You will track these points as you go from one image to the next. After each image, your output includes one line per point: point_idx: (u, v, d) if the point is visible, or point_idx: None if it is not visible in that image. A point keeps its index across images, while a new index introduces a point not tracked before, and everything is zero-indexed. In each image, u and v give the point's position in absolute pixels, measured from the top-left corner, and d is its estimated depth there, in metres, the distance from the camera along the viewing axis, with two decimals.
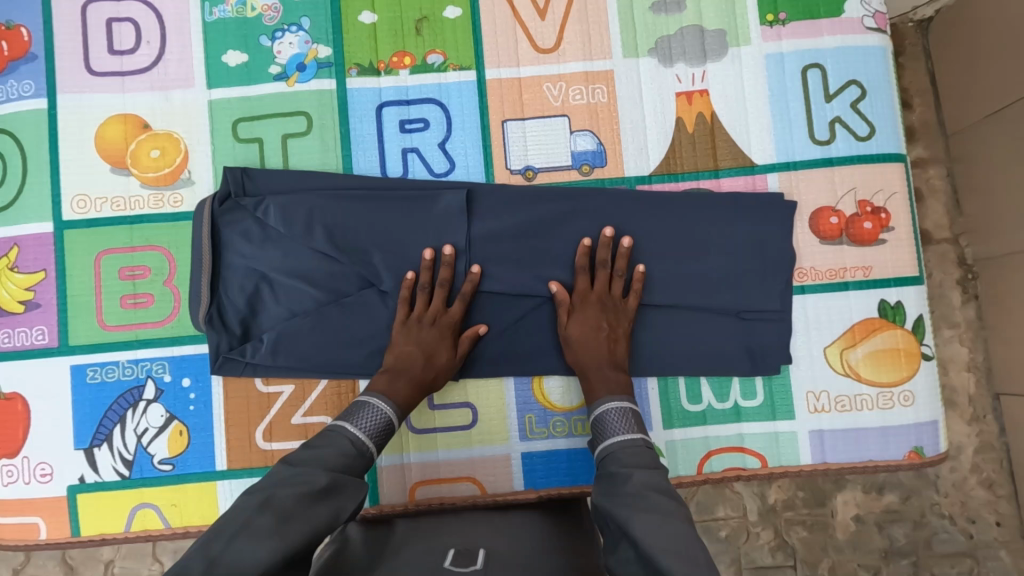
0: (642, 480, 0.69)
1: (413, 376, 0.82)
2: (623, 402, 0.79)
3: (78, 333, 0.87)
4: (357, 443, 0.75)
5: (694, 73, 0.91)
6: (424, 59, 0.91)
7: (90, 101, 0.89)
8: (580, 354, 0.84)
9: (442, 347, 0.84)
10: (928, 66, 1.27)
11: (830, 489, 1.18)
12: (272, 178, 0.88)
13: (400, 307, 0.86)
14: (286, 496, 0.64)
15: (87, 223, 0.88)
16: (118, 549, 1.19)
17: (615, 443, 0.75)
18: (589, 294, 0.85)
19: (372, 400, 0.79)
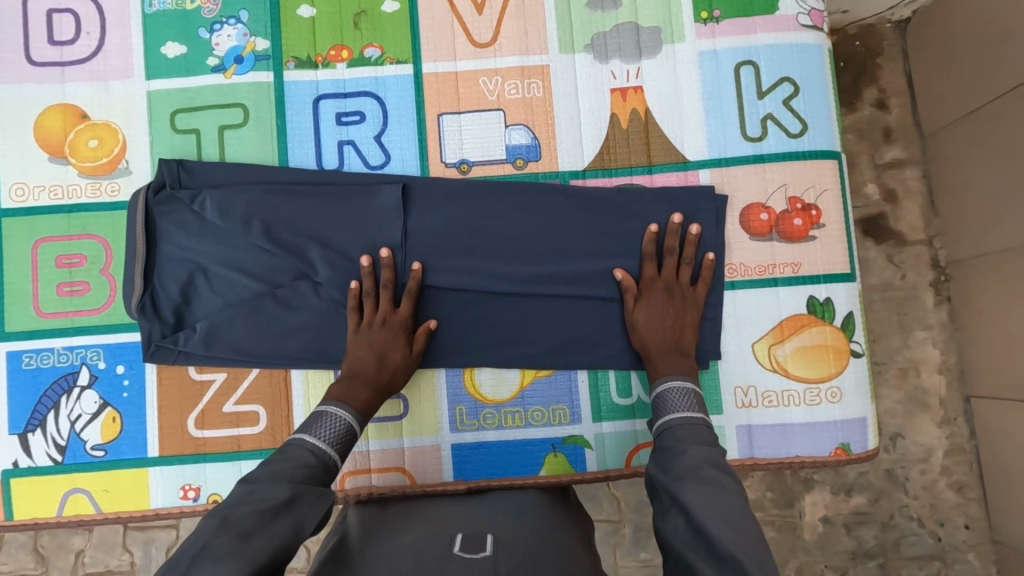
0: (696, 457, 0.69)
1: (369, 379, 0.82)
2: (685, 382, 0.79)
3: (15, 320, 0.88)
4: (318, 453, 0.73)
5: (629, 69, 0.92)
6: (361, 53, 0.92)
7: (30, 91, 0.90)
8: (645, 339, 0.84)
9: (395, 346, 0.84)
10: (906, 67, 1.26)
11: (798, 489, 1.20)
12: (208, 170, 0.89)
13: (350, 316, 0.86)
14: (244, 515, 0.62)
15: (25, 211, 0.89)
16: (87, 539, 1.24)
17: (676, 420, 0.75)
18: (657, 280, 0.86)
19: (331, 409, 0.77)
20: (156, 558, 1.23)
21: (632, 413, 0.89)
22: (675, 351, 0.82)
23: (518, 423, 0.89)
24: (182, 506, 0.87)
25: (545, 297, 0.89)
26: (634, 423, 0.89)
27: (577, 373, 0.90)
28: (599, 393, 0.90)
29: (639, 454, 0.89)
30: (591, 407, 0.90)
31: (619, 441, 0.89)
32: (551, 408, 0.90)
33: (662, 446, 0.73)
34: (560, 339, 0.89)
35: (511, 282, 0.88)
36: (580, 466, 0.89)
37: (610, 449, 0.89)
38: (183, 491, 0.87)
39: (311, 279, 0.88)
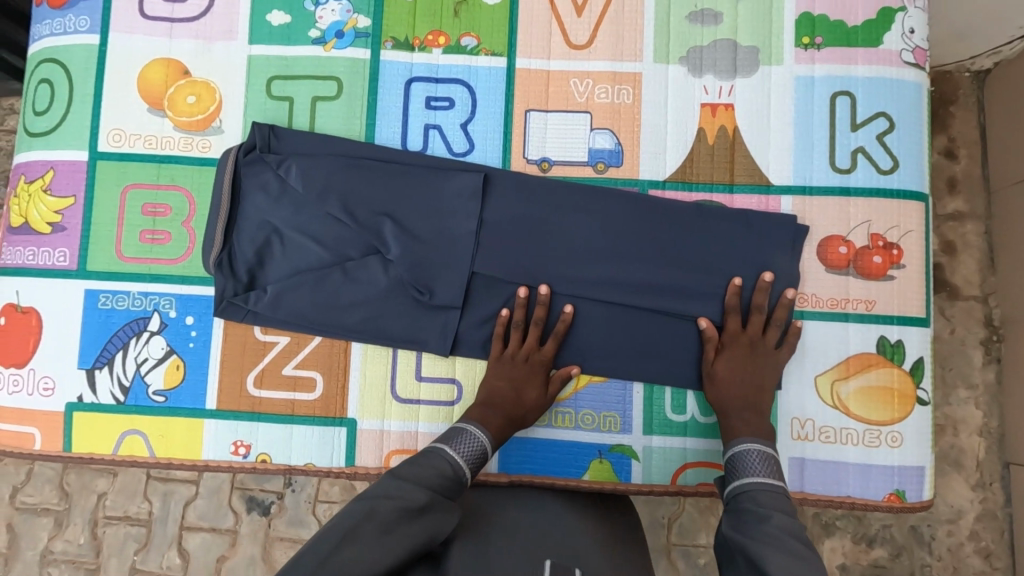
0: (780, 525, 0.65)
1: (503, 410, 0.83)
2: (766, 447, 0.75)
3: (97, 260, 0.91)
4: (456, 467, 0.73)
5: (722, 86, 0.91)
6: (457, 41, 0.94)
7: (139, 43, 0.93)
8: (722, 395, 0.82)
9: (532, 385, 0.85)
10: (980, 118, 1.23)
11: (818, 533, 1.17)
12: (298, 139, 0.91)
13: (494, 343, 0.88)
14: (387, 511, 0.64)
15: (120, 157, 0.92)
16: (111, 482, 1.28)
17: (753, 484, 0.71)
18: (743, 337, 0.84)
19: (473, 429, 0.78)
20: (173, 512, 1.26)
21: (684, 430, 0.88)
22: (754, 411, 0.80)
23: (568, 424, 0.89)
24: (233, 461, 0.89)
25: (611, 304, 0.89)
26: (684, 441, 0.88)
27: (633, 383, 0.89)
28: (653, 406, 0.89)
29: (685, 472, 0.88)
30: (642, 419, 0.89)
31: (667, 457, 0.88)
32: (602, 414, 0.89)
33: (738, 510, 0.70)
34: (620, 347, 0.89)
35: (579, 285, 0.89)
36: (624, 477, 0.88)
37: (656, 463, 0.88)
38: (235, 447, 0.89)
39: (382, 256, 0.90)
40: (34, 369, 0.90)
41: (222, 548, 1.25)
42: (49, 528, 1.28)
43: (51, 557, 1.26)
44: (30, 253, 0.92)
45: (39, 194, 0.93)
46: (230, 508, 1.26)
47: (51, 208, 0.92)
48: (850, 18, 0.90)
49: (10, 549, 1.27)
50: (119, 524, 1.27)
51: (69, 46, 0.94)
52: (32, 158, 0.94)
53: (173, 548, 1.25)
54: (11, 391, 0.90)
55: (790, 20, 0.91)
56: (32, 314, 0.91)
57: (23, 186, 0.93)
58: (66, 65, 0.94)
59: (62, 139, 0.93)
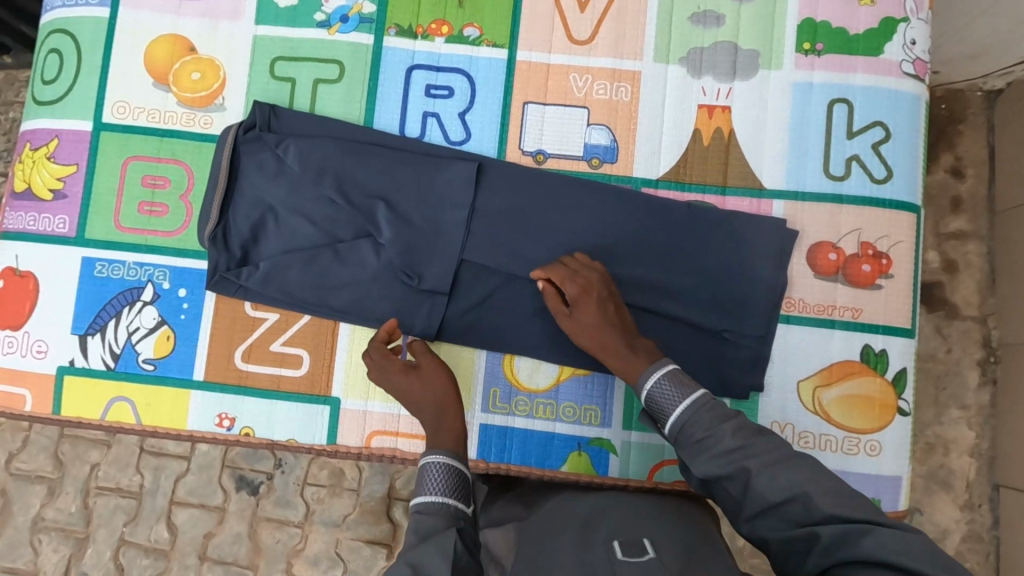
0: (737, 433, 0.66)
1: (436, 423, 0.79)
2: (665, 367, 0.73)
3: (96, 229, 0.93)
4: (433, 509, 0.68)
5: (721, 88, 0.92)
6: (460, 31, 0.94)
7: (147, 17, 0.95)
8: (600, 337, 0.78)
9: (416, 381, 0.81)
10: (989, 138, 1.23)
11: None
12: (297, 120, 0.92)
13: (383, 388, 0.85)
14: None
15: (122, 129, 0.94)
16: (104, 454, 1.30)
17: (683, 414, 0.69)
18: (580, 279, 0.80)
19: (425, 458, 0.73)
20: (164, 485, 1.28)
21: None
22: (631, 335, 0.78)
23: (548, 415, 0.90)
24: (216, 433, 0.90)
25: None
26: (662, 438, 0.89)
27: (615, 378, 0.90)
28: (633, 401, 0.89)
29: (661, 470, 0.88)
30: (622, 414, 0.89)
31: (645, 453, 0.89)
32: (583, 408, 0.89)
33: (689, 440, 0.68)
34: None
35: None
36: (601, 470, 0.89)
37: (634, 458, 0.89)
38: (219, 419, 0.90)
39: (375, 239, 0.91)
40: (28, 332, 0.92)
41: (208, 525, 1.26)
42: (41, 496, 1.30)
43: (42, 525, 1.28)
44: (32, 219, 0.94)
45: (43, 161, 0.94)
46: (219, 485, 1.28)
47: (54, 175, 0.94)
48: (852, 27, 0.90)
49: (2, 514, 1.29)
50: (110, 495, 1.29)
51: (79, 18, 0.96)
52: (38, 126, 0.96)
53: (161, 522, 1.27)
54: (5, 353, 0.92)
55: (791, 26, 0.91)
56: (29, 279, 0.93)
57: (28, 153, 0.95)
58: (76, 36, 0.95)
59: (68, 108, 0.94)
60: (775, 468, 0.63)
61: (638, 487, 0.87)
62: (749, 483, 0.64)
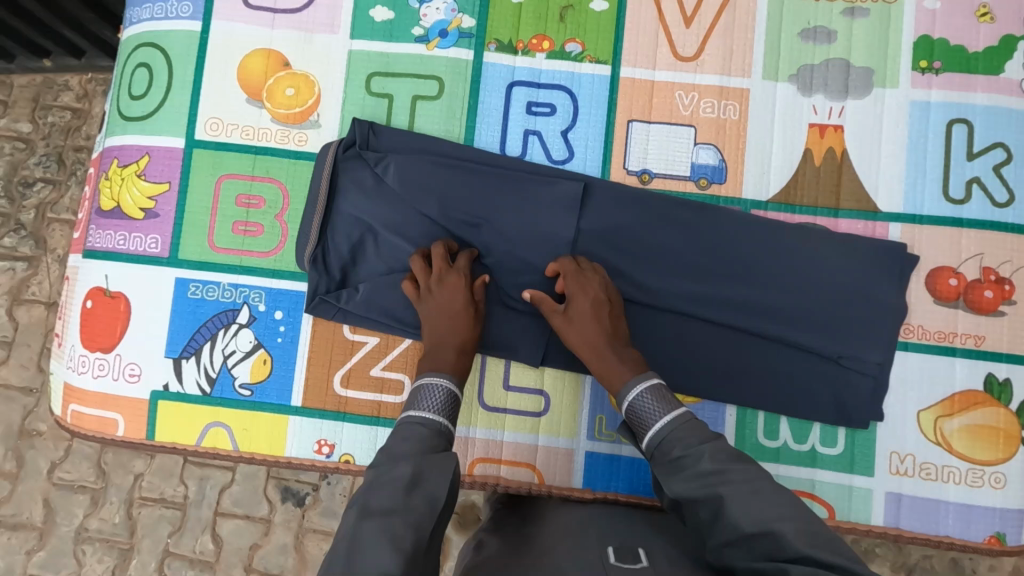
0: (716, 458, 0.66)
1: (455, 343, 0.82)
2: (651, 380, 0.75)
3: (189, 249, 0.90)
4: (430, 424, 0.73)
5: (833, 106, 0.89)
6: (562, 46, 0.92)
7: (240, 31, 0.92)
8: (585, 333, 0.80)
9: (461, 303, 0.83)
10: None
11: None
12: (396, 137, 0.89)
13: (406, 286, 0.85)
14: (380, 499, 0.63)
15: (216, 146, 0.91)
16: (148, 463, 1.25)
17: (665, 427, 0.71)
18: (585, 276, 0.82)
19: (427, 379, 0.77)
20: (209, 496, 1.23)
21: (776, 457, 0.87)
22: (618, 342, 0.80)
23: None
24: (315, 460, 0.88)
25: (710, 324, 0.87)
26: (776, 468, 0.86)
27: (726, 406, 0.88)
28: (745, 429, 0.87)
29: None
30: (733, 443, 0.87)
31: None
32: None
33: (669, 460, 0.69)
34: (716, 369, 0.87)
35: (682, 301, 0.86)
36: None
37: None
38: (318, 446, 0.88)
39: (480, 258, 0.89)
40: (120, 355, 0.90)
41: (254, 535, 1.21)
42: (85, 506, 1.25)
43: (86, 535, 1.24)
44: (121, 238, 0.92)
45: (133, 178, 0.92)
46: (264, 496, 1.23)
47: (145, 194, 0.91)
48: (970, 45, 0.88)
49: (45, 523, 1.24)
50: (154, 506, 1.24)
51: (170, 32, 0.93)
52: (127, 142, 0.93)
53: (207, 533, 1.22)
54: (96, 376, 0.91)
55: (907, 43, 0.89)
56: (121, 300, 0.90)
57: (116, 170, 0.93)
58: (166, 50, 0.93)
59: (158, 125, 0.92)
60: (750, 496, 0.62)
61: None
62: (721, 510, 0.62)
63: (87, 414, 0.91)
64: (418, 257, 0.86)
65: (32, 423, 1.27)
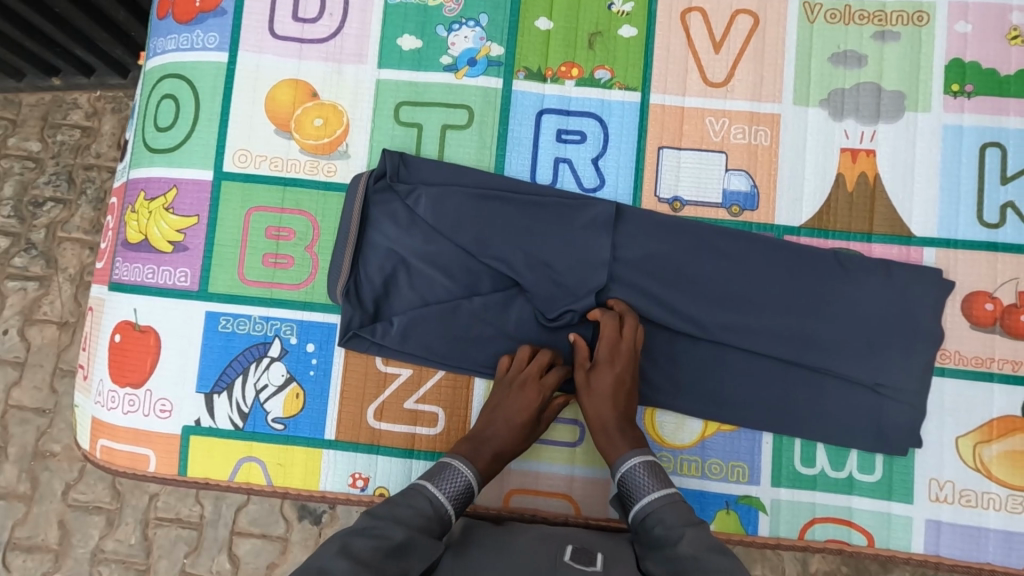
0: (692, 543, 0.68)
1: (495, 448, 0.82)
2: (647, 456, 0.78)
3: (219, 282, 0.90)
4: (436, 506, 0.75)
5: (864, 130, 0.89)
6: (591, 73, 0.91)
7: (267, 62, 0.92)
8: (597, 405, 0.81)
9: (523, 415, 0.83)
10: None
11: (874, 570, 1.08)
12: (427, 168, 0.89)
13: (502, 359, 0.86)
14: (363, 544, 0.65)
15: (244, 178, 0.91)
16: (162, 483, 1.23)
17: (651, 503, 0.74)
18: (619, 347, 0.82)
19: (459, 464, 0.79)
20: (225, 515, 1.22)
21: (813, 484, 0.86)
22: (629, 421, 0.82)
23: (694, 473, 0.87)
24: (350, 493, 0.88)
25: (745, 353, 0.87)
26: (813, 495, 0.86)
27: (762, 434, 0.87)
28: (782, 457, 0.87)
29: (813, 528, 0.85)
30: (771, 471, 0.86)
31: (796, 511, 0.86)
32: (729, 464, 0.87)
33: (652, 538, 0.72)
34: (752, 398, 0.86)
35: (717, 330, 0.86)
36: (751, 529, 0.86)
37: (784, 517, 0.86)
38: (353, 479, 0.87)
39: (525, 295, 0.88)
40: (151, 390, 0.89)
41: (272, 555, 1.20)
42: (100, 527, 1.23)
43: (102, 556, 1.22)
44: (149, 271, 0.91)
45: (160, 212, 0.91)
46: (282, 514, 1.21)
47: (173, 227, 0.91)
48: (1003, 67, 0.88)
49: (61, 545, 1.23)
50: (170, 526, 1.23)
51: (196, 63, 0.93)
52: (153, 174, 0.93)
53: (223, 552, 1.21)
54: (127, 411, 0.90)
55: (939, 66, 0.89)
56: (151, 334, 0.90)
57: (143, 203, 0.92)
58: (193, 82, 0.93)
59: (186, 158, 0.91)
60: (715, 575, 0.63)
61: (791, 546, 0.85)
62: None
63: (117, 449, 0.90)
64: (528, 352, 0.85)
65: (46, 444, 1.26)
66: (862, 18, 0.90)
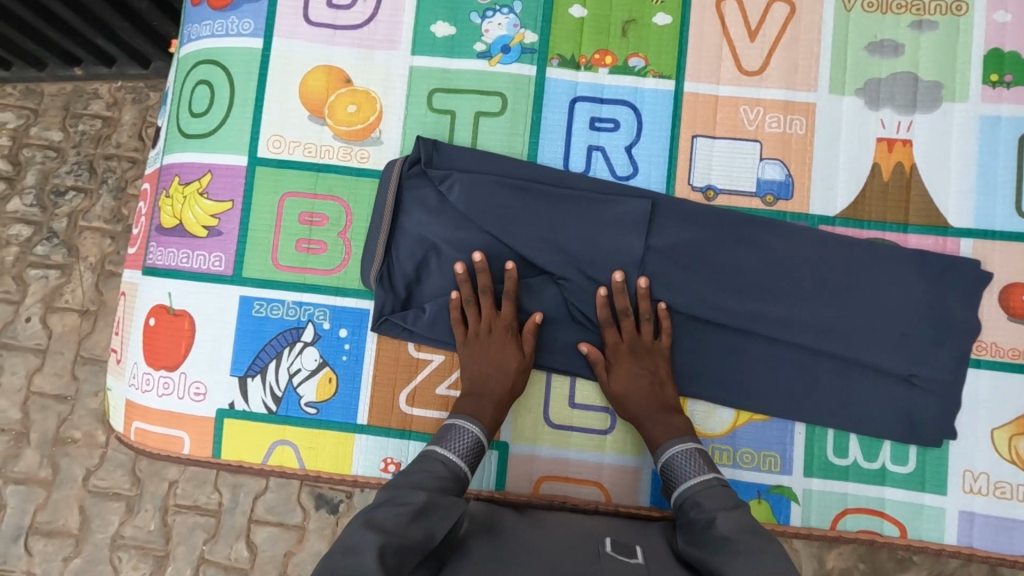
0: (728, 526, 0.68)
1: (493, 396, 0.83)
2: (688, 443, 0.79)
3: (253, 267, 0.90)
4: (449, 467, 0.76)
5: (900, 120, 0.88)
6: (625, 61, 0.91)
7: (301, 49, 0.92)
8: (628, 406, 0.83)
9: (508, 351, 0.84)
10: None
11: (890, 567, 1.08)
12: (460, 156, 0.89)
13: (457, 325, 0.87)
14: (385, 515, 0.66)
15: (278, 163, 0.91)
16: (181, 471, 1.25)
17: (690, 488, 0.75)
18: (622, 347, 0.85)
19: (462, 421, 0.80)
20: (243, 503, 1.23)
21: (845, 475, 0.86)
22: (666, 411, 0.83)
23: (726, 461, 0.87)
24: (381, 478, 0.88)
25: (778, 342, 0.86)
26: (845, 486, 0.86)
27: (794, 424, 0.87)
28: (814, 447, 0.86)
29: (844, 519, 0.85)
30: (803, 461, 0.86)
31: (827, 501, 0.86)
32: (761, 453, 0.87)
33: (688, 521, 0.73)
34: (785, 388, 0.86)
35: (752, 319, 0.85)
36: (783, 519, 0.86)
37: (815, 506, 0.86)
38: (384, 464, 0.88)
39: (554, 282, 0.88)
40: (185, 373, 0.90)
41: (289, 543, 1.21)
42: (120, 513, 1.25)
43: (122, 542, 1.23)
44: (184, 256, 0.92)
45: (195, 196, 0.92)
46: (299, 504, 1.22)
47: (208, 212, 0.91)
48: None
49: (81, 530, 1.24)
50: (188, 513, 1.24)
51: (230, 49, 0.93)
52: (187, 160, 0.93)
53: (241, 540, 1.22)
54: (161, 394, 0.91)
55: (977, 56, 0.88)
56: (185, 318, 0.91)
57: (177, 187, 0.93)
58: (227, 67, 0.93)
59: (220, 143, 0.92)
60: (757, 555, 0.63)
61: (823, 536, 0.85)
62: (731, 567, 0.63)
63: (151, 431, 0.91)
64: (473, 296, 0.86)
65: (67, 431, 1.27)
66: (900, 7, 0.89)
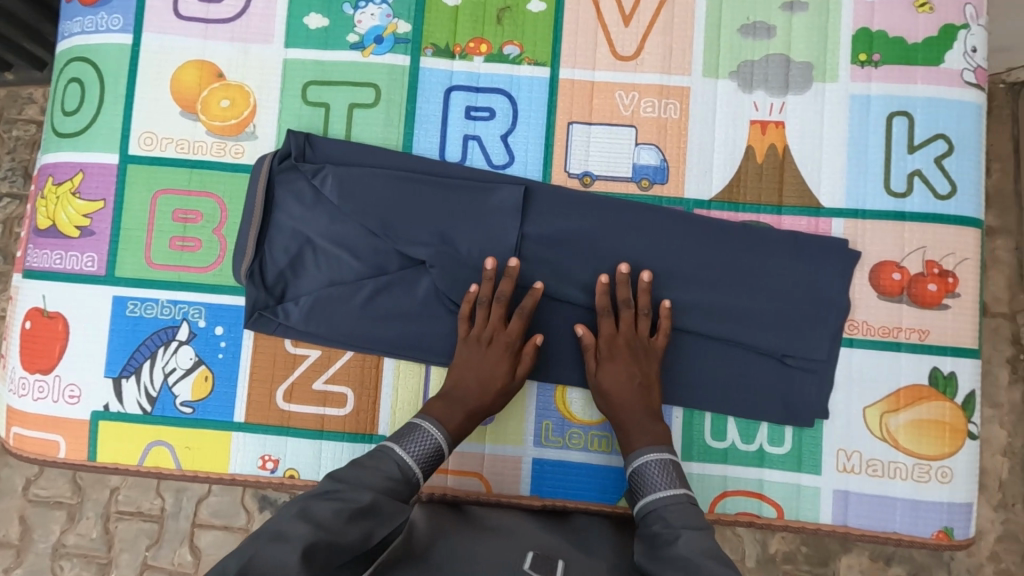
0: (691, 547, 0.68)
1: (469, 403, 0.81)
2: (663, 454, 0.78)
3: (126, 266, 0.89)
4: (403, 467, 0.75)
5: (773, 102, 0.88)
6: (500, 49, 0.91)
7: (171, 44, 0.91)
8: (617, 405, 0.81)
9: (500, 367, 0.81)
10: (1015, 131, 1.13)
11: (834, 548, 1.09)
12: (333, 149, 0.88)
13: (461, 324, 0.84)
14: (325, 509, 0.66)
15: (151, 161, 0.90)
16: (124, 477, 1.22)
17: (660, 499, 0.74)
18: (618, 342, 0.82)
19: (426, 424, 0.78)
20: (186, 508, 1.21)
21: (724, 458, 0.86)
22: (652, 416, 0.80)
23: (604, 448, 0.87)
24: (260, 475, 0.87)
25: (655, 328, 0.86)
26: (724, 469, 0.86)
27: (672, 408, 0.87)
28: (692, 431, 0.86)
29: (723, 501, 0.85)
30: (681, 445, 0.86)
31: (705, 484, 0.86)
32: None
33: (650, 533, 0.72)
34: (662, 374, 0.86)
35: None
36: None
37: (694, 490, 0.86)
38: (263, 461, 0.87)
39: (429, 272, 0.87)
40: (60, 376, 0.89)
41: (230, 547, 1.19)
42: (61, 522, 1.22)
43: (63, 551, 1.21)
44: (57, 257, 0.90)
45: (67, 196, 0.90)
46: (242, 506, 1.21)
47: (80, 212, 0.90)
48: (910, 35, 0.87)
49: (21, 540, 1.22)
50: (131, 519, 1.21)
51: (101, 45, 0.91)
52: (61, 159, 0.92)
53: (184, 544, 1.20)
54: (37, 398, 0.89)
55: (846, 36, 0.88)
56: (59, 320, 0.89)
57: (51, 188, 0.91)
58: (98, 64, 0.91)
59: (92, 141, 0.90)
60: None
61: None
62: None
63: (28, 435, 0.90)
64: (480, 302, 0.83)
65: None
66: None
